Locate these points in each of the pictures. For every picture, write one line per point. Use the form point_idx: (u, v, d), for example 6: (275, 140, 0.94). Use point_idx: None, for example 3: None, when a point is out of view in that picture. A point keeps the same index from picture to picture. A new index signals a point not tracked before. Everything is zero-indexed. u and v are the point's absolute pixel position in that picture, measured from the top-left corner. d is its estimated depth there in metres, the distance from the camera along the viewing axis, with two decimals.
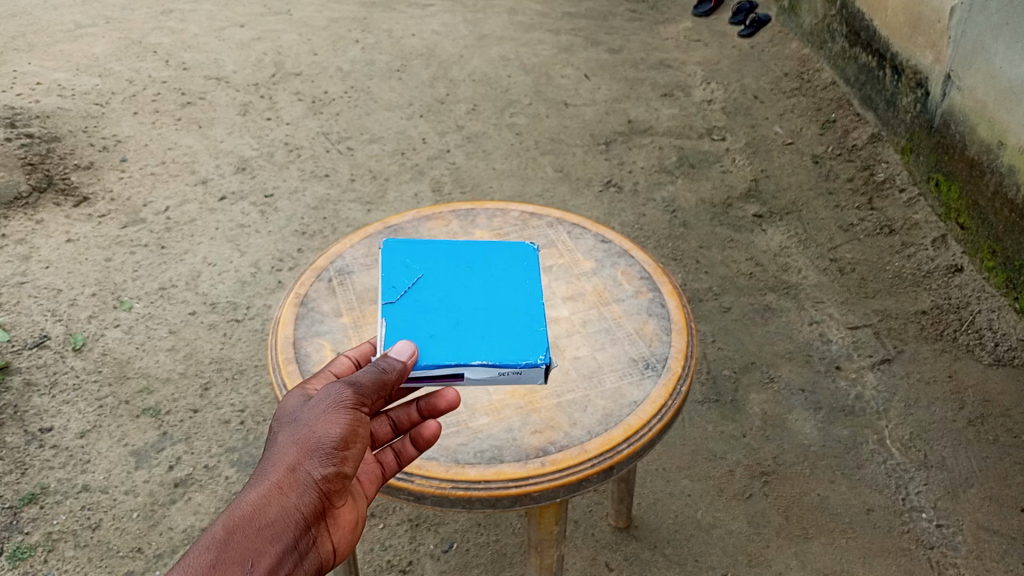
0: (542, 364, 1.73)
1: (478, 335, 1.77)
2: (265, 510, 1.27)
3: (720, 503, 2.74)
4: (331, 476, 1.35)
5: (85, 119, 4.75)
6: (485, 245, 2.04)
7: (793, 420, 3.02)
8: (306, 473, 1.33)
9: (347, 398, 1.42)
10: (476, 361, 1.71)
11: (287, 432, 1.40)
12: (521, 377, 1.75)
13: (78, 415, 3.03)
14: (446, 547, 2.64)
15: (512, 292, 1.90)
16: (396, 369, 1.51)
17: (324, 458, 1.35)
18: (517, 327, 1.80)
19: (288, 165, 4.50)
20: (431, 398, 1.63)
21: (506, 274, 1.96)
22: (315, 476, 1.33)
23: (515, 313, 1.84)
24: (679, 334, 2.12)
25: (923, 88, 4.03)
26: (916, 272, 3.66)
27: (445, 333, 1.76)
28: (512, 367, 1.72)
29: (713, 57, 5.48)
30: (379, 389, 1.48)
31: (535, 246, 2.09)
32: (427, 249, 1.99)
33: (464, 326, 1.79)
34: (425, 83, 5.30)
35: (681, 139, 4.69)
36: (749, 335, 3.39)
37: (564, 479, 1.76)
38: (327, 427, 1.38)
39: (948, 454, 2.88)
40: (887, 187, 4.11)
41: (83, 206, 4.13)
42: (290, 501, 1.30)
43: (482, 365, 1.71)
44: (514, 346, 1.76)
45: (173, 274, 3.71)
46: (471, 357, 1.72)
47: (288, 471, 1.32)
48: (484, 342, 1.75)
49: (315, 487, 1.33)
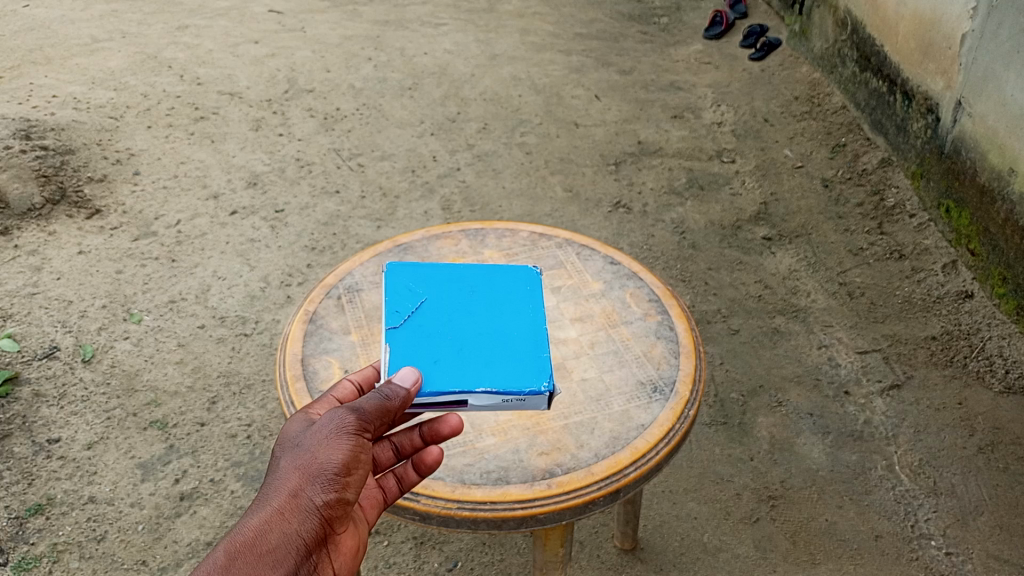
0: (545, 392, 1.73)
1: (482, 361, 1.77)
2: (267, 536, 1.28)
3: (727, 527, 2.72)
4: (333, 502, 1.35)
5: (99, 132, 4.80)
6: (488, 269, 2.05)
7: (801, 444, 3.00)
8: (309, 499, 1.33)
9: (350, 423, 1.43)
10: (480, 388, 1.70)
11: (289, 457, 1.40)
12: (525, 403, 1.75)
13: (86, 426, 3.03)
14: (450, 566, 2.62)
15: (515, 318, 1.91)
16: (400, 397, 1.51)
17: (326, 484, 1.35)
18: (521, 353, 1.80)
19: (299, 181, 4.53)
20: (433, 423, 1.63)
21: (509, 300, 1.96)
22: (318, 502, 1.33)
23: (519, 340, 1.84)
24: (687, 357, 2.12)
25: (933, 113, 4.04)
26: (925, 297, 3.65)
27: (449, 359, 1.75)
28: (515, 394, 1.72)
29: (723, 79, 5.50)
30: (382, 416, 1.48)
31: (538, 270, 2.09)
32: (431, 273, 2.00)
33: (468, 351, 1.79)
34: (436, 102, 5.33)
35: (691, 161, 4.70)
36: (758, 358, 3.38)
37: (570, 501, 1.76)
38: (330, 452, 1.38)
39: (957, 481, 2.86)
40: (897, 212, 4.12)
41: (95, 218, 4.16)
42: (292, 527, 1.30)
43: (485, 392, 1.70)
44: (518, 372, 1.75)
45: (183, 287, 3.73)
46: (474, 383, 1.71)
47: (291, 497, 1.33)
48: (488, 368, 1.75)
49: (316, 513, 1.33)
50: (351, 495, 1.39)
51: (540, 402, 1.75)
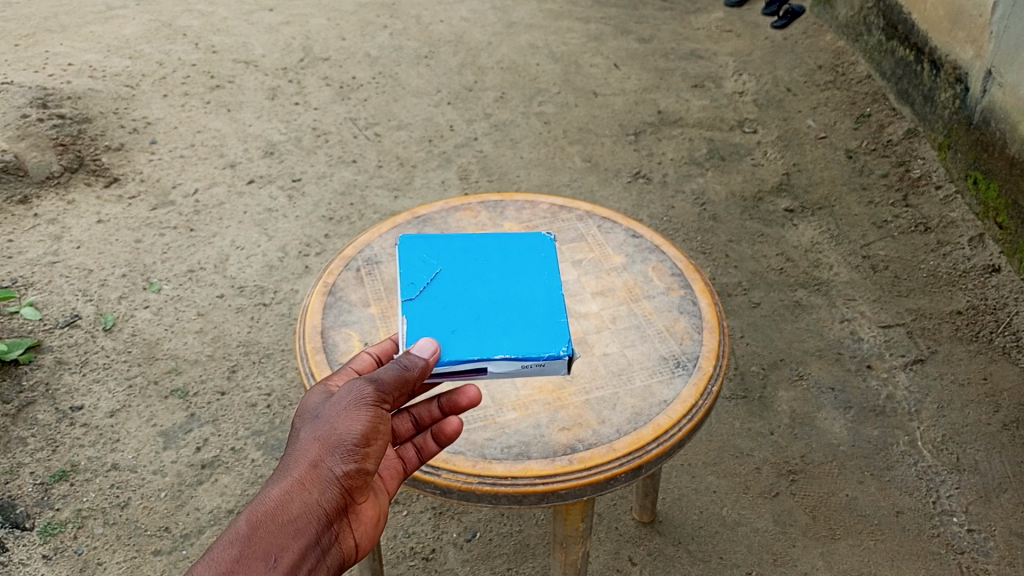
0: (564, 355, 1.72)
1: (500, 328, 1.75)
2: (289, 506, 1.27)
3: (746, 501, 2.71)
4: (351, 473, 1.34)
5: (116, 101, 4.77)
6: (501, 237, 2.02)
7: (822, 419, 2.98)
8: (329, 469, 1.33)
9: (369, 393, 1.41)
10: (499, 355, 1.69)
11: (309, 428, 1.40)
12: (544, 368, 1.74)
13: (107, 395, 3.05)
14: (469, 536, 2.63)
15: (530, 284, 1.88)
16: (419, 367, 1.49)
17: (346, 454, 1.34)
18: (538, 319, 1.79)
19: (316, 150, 4.50)
20: (452, 395, 1.62)
21: (523, 266, 1.93)
22: (337, 472, 1.33)
23: (534, 305, 1.83)
24: (710, 332, 2.09)
25: (962, 83, 3.95)
26: (950, 271, 3.59)
27: (467, 328, 1.74)
28: (535, 359, 1.71)
29: (745, 48, 5.39)
30: (401, 386, 1.46)
31: (552, 235, 2.06)
32: (443, 244, 1.98)
33: (485, 318, 1.77)
34: (453, 70, 5.27)
35: (712, 131, 4.62)
36: (778, 332, 3.35)
37: (592, 478, 1.74)
38: (350, 423, 1.37)
39: (980, 458, 2.83)
40: (923, 184, 4.04)
41: (113, 186, 4.15)
42: (313, 497, 1.30)
43: (505, 358, 1.69)
44: (536, 338, 1.74)
45: (202, 257, 3.73)
46: (493, 351, 1.70)
47: (311, 467, 1.32)
48: (506, 335, 1.74)
49: (336, 483, 1.33)
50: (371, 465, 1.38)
51: (559, 367, 1.74)
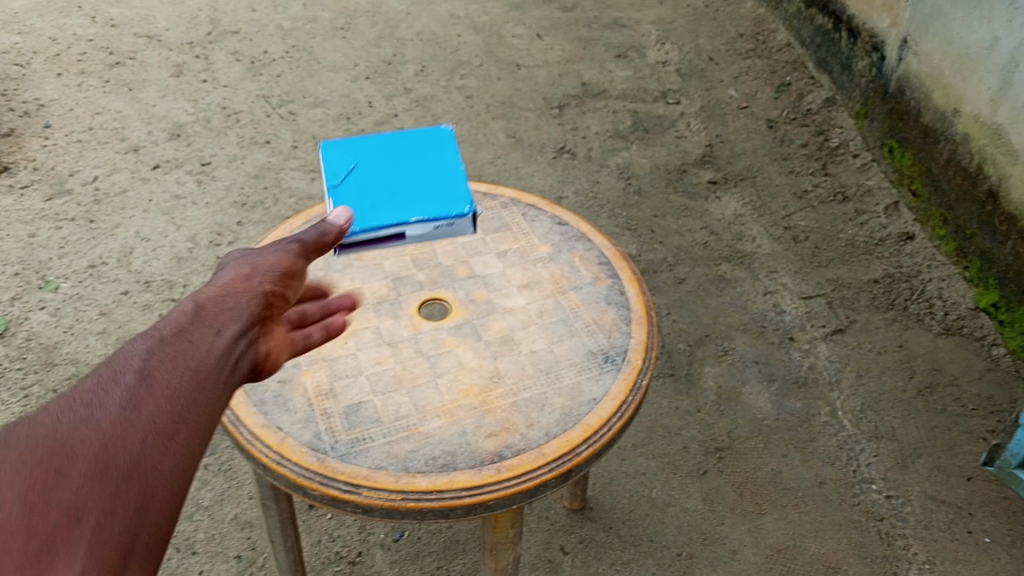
0: (469, 214, 1.81)
1: (414, 198, 1.81)
2: (140, 348, 1.19)
3: (675, 481, 2.72)
4: (194, 369, 1.20)
5: (4, 82, 4.44)
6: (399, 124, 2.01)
7: (747, 394, 3.00)
8: (186, 323, 1.27)
9: (232, 275, 1.42)
10: (414, 219, 1.77)
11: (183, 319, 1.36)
12: (453, 229, 1.83)
13: (3, 406, 2.86)
14: (397, 536, 2.56)
15: (435, 159, 1.92)
16: (283, 251, 1.50)
17: (204, 311, 1.30)
18: (445, 184, 1.86)
19: (226, 131, 4.27)
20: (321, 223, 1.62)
21: (425, 144, 1.94)
22: (194, 324, 1.27)
23: (442, 175, 1.88)
24: (639, 324, 2.05)
25: (878, 52, 4.01)
26: (868, 240, 3.65)
27: (386, 204, 1.78)
28: (445, 219, 1.80)
29: (667, 16, 5.34)
30: (267, 265, 1.46)
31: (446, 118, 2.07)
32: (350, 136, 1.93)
33: (400, 193, 1.81)
34: (370, 43, 5.07)
35: (636, 103, 4.58)
36: (704, 307, 3.34)
37: (521, 485, 1.68)
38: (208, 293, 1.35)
39: (897, 424, 2.89)
40: (841, 152, 4.09)
41: (3, 176, 3.87)
42: (166, 343, 1.22)
43: (421, 222, 1.77)
44: (443, 199, 1.82)
45: (104, 250, 3.51)
46: (408, 215, 1.77)
47: (169, 323, 1.26)
48: (419, 201, 1.80)
49: (193, 332, 1.26)
50: (225, 360, 1.25)
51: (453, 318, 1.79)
